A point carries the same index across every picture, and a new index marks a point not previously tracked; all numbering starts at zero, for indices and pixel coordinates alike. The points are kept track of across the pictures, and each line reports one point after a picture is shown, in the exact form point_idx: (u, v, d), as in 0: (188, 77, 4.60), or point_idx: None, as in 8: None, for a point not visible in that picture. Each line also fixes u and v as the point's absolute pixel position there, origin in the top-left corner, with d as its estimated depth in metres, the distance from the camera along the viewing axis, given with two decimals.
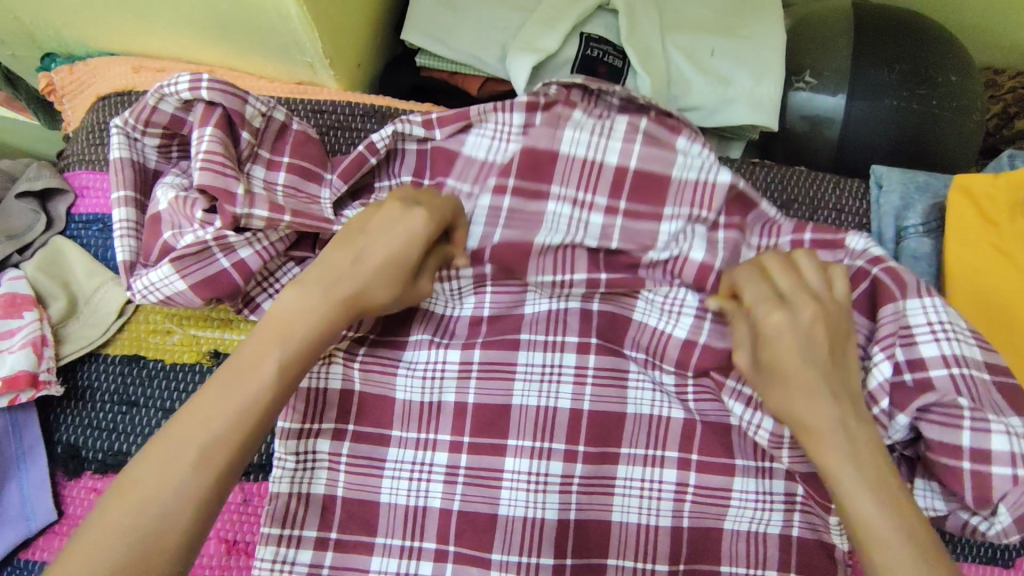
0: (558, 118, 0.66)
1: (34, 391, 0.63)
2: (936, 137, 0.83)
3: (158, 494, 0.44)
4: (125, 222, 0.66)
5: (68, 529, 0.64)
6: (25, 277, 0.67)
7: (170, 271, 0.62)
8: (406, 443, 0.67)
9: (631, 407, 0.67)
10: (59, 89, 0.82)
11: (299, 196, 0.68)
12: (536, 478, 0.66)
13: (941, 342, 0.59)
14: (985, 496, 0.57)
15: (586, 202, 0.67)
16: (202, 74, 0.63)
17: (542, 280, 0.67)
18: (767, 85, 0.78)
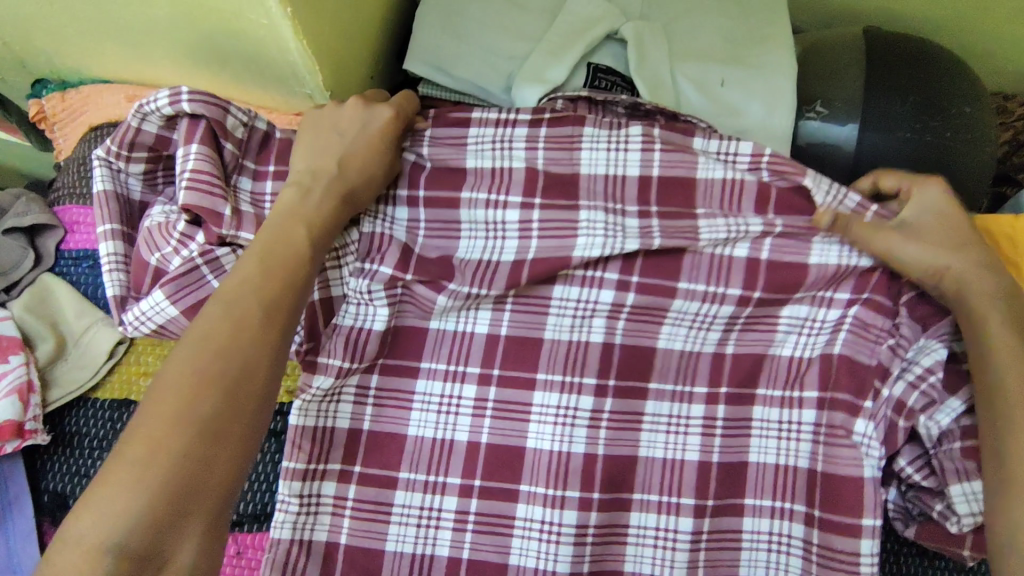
0: (570, 138, 0.62)
1: (20, 440, 0.60)
2: (952, 168, 0.81)
3: (215, 357, 0.49)
4: (113, 255, 0.64)
5: None
6: (12, 317, 0.64)
7: (161, 300, 0.60)
8: (414, 486, 0.64)
9: (643, 451, 0.65)
10: (50, 116, 0.80)
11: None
12: (549, 528, 0.63)
13: None
14: None
15: (619, 209, 0.62)
16: (181, 88, 0.60)
17: (595, 216, 0.62)
18: (780, 114, 0.76)
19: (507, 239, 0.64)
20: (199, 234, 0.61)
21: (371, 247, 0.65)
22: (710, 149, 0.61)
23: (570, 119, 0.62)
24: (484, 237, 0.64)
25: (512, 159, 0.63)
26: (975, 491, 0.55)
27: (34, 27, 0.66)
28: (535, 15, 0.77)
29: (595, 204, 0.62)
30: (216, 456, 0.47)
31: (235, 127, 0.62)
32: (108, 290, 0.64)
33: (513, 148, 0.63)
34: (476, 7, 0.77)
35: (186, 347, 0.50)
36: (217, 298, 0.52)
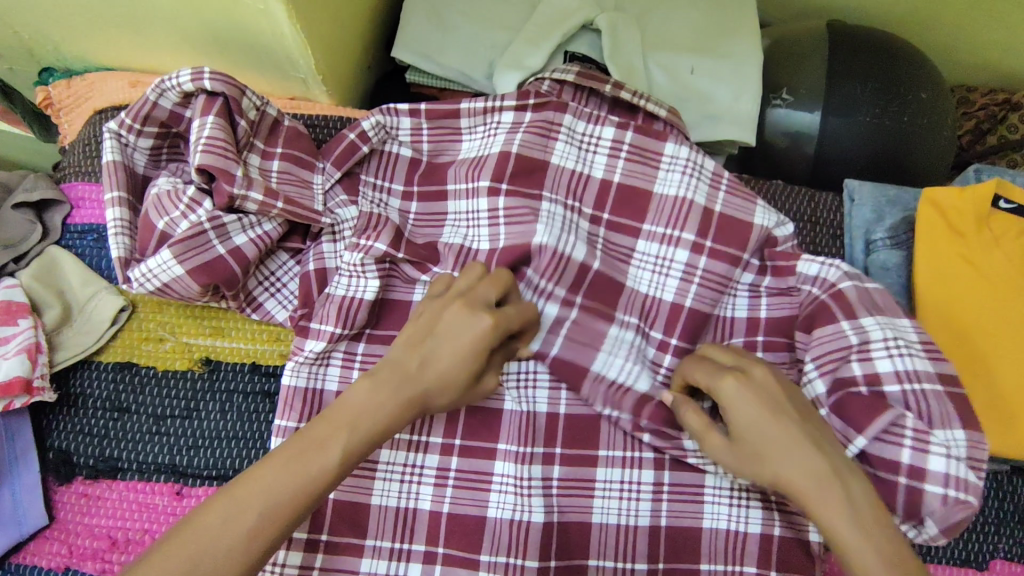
0: (548, 123, 0.71)
1: (28, 396, 0.64)
2: (910, 153, 0.86)
3: (274, 497, 0.49)
4: (118, 221, 0.68)
5: (58, 535, 0.65)
6: (21, 285, 0.68)
7: (169, 258, 0.63)
8: (398, 445, 0.68)
9: (606, 411, 0.69)
10: (56, 102, 0.84)
11: (292, 179, 0.70)
12: (521, 483, 0.67)
13: (949, 457, 0.58)
14: (915, 511, 0.59)
15: (575, 208, 0.71)
16: (203, 68, 0.66)
17: (554, 202, 0.70)
18: (745, 100, 0.81)
19: (481, 227, 0.71)
20: (207, 201, 0.65)
21: (367, 224, 0.70)
22: (676, 156, 0.71)
23: (553, 106, 0.71)
24: (462, 226, 0.71)
25: (493, 145, 0.71)
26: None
27: (45, 15, 0.70)
28: (516, 7, 0.82)
29: (555, 197, 0.70)
30: None
31: (248, 108, 0.68)
32: (114, 253, 0.67)
33: (496, 136, 0.72)
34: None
35: (259, 472, 0.50)
36: (323, 420, 0.52)
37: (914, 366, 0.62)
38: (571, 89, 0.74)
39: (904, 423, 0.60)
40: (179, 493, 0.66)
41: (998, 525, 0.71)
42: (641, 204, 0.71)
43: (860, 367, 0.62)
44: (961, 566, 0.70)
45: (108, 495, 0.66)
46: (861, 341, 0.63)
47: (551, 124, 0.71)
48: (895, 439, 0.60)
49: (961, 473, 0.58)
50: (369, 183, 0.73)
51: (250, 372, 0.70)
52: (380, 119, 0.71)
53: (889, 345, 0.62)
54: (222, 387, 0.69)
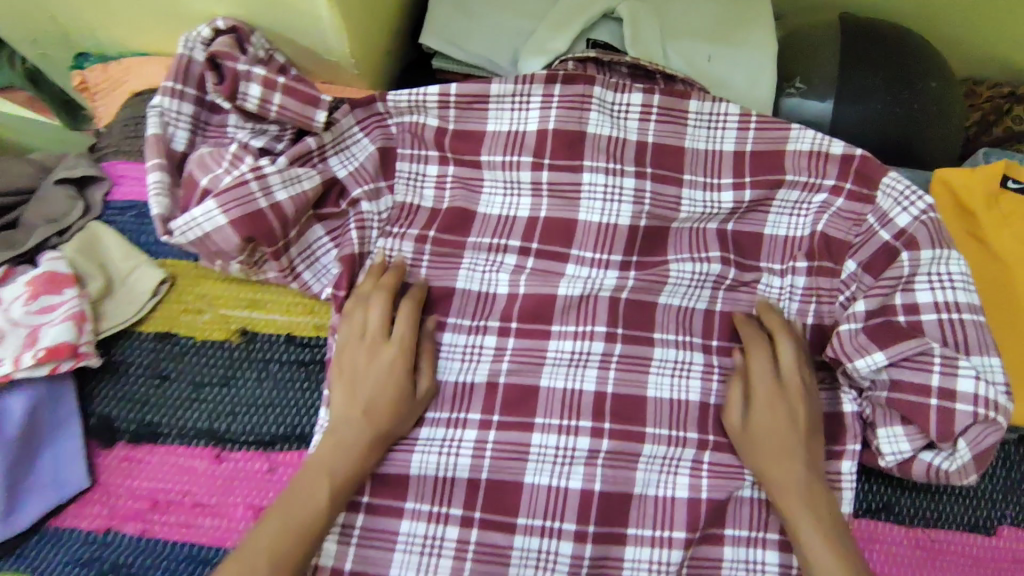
0: (582, 97, 0.74)
1: (76, 360, 0.66)
2: (918, 138, 0.89)
3: (307, 507, 0.61)
4: (160, 183, 0.71)
5: (98, 497, 0.68)
6: (64, 258, 0.70)
7: (214, 207, 0.67)
8: (438, 423, 0.71)
9: (652, 391, 0.72)
10: (91, 86, 0.86)
11: (292, 113, 0.72)
12: (563, 453, 0.70)
13: (979, 381, 0.64)
14: (948, 431, 0.65)
15: (618, 169, 0.75)
16: (219, 17, 0.73)
17: (596, 166, 0.75)
18: (762, 87, 0.84)
19: (522, 196, 0.76)
20: (248, 158, 0.71)
21: (400, 214, 0.76)
22: (702, 112, 0.75)
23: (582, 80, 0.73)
24: (506, 194, 0.77)
25: (527, 122, 0.75)
26: (897, 434, 0.68)
27: None
28: None
29: (597, 164, 0.74)
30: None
31: (254, 49, 0.73)
32: (153, 212, 0.70)
33: (530, 110, 0.75)
34: None
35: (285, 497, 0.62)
36: (337, 430, 0.66)
37: (953, 299, 0.66)
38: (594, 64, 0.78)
39: (930, 352, 0.65)
40: (218, 457, 0.69)
41: (1004, 494, 0.75)
42: (678, 158, 0.76)
43: (901, 298, 0.67)
44: (968, 530, 0.74)
45: (150, 459, 0.69)
46: (907, 275, 0.68)
47: (584, 98, 0.74)
48: (924, 366, 0.65)
49: (989, 393, 0.64)
50: (405, 154, 0.77)
51: (286, 343, 0.73)
52: (408, 95, 0.74)
53: (933, 277, 0.67)
54: (259, 356, 0.72)
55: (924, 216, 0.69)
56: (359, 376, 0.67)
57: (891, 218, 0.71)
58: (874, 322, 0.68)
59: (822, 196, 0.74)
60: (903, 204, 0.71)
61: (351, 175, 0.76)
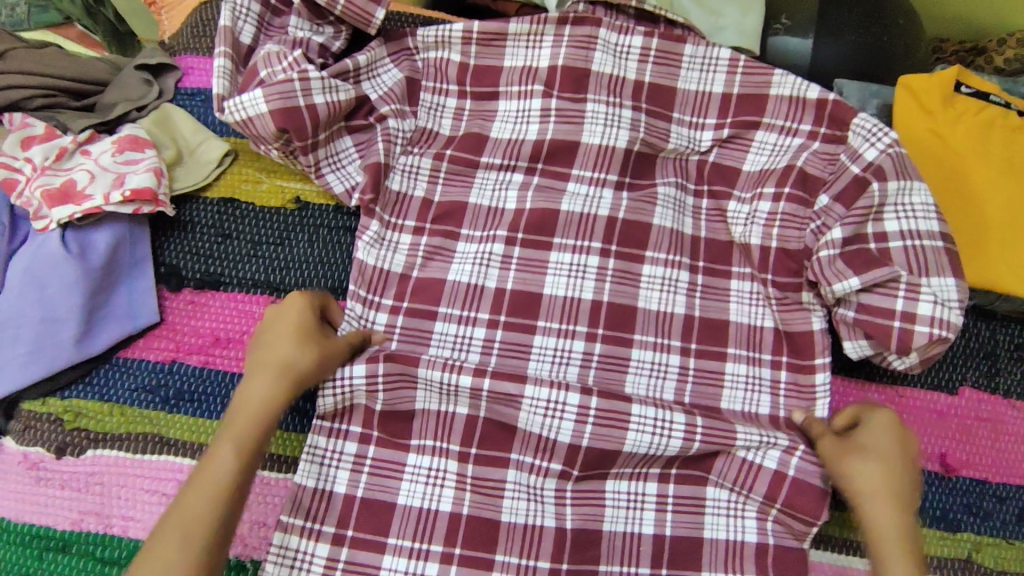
0: (588, 40, 0.84)
1: (154, 207, 0.75)
2: (888, 68, 1.00)
3: (207, 496, 0.58)
4: (224, 68, 0.80)
5: (165, 333, 0.76)
6: (143, 129, 0.80)
7: (259, 97, 0.75)
8: (451, 318, 0.78)
9: (642, 302, 0.79)
10: (160, 1, 0.98)
11: (355, 10, 0.82)
12: (561, 352, 0.77)
13: (935, 305, 0.72)
14: (907, 345, 0.73)
15: (617, 102, 0.84)
16: None
17: (598, 100, 0.84)
18: (752, 14, 0.95)
19: (531, 123, 0.85)
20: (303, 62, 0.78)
21: (421, 138, 0.86)
22: (696, 56, 0.85)
23: (590, 22, 0.84)
24: (516, 122, 0.86)
25: (540, 58, 0.86)
26: (862, 344, 0.77)
27: None
28: None
29: (599, 98, 0.84)
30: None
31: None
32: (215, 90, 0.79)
33: (542, 49, 0.85)
34: None
35: (193, 485, 0.58)
36: (239, 416, 0.63)
37: (915, 227, 0.75)
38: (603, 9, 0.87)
39: (899, 279, 0.73)
40: (273, 303, 0.78)
41: (965, 360, 0.82)
42: (670, 98, 0.86)
43: (872, 229, 0.76)
44: (934, 390, 0.81)
45: (212, 303, 0.77)
46: (876, 206, 0.76)
47: (591, 39, 0.85)
48: (890, 291, 0.74)
49: (942, 315, 0.72)
50: (428, 87, 0.87)
51: (335, 212, 0.82)
52: (436, 31, 0.86)
53: (897, 209, 0.76)
54: (311, 223, 0.81)
55: (890, 150, 0.78)
56: (258, 360, 0.66)
57: (861, 154, 0.79)
58: (851, 249, 0.75)
59: (799, 140, 0.83)
60: (873, 141, 0.79)
61: (380, 97, 0.84)
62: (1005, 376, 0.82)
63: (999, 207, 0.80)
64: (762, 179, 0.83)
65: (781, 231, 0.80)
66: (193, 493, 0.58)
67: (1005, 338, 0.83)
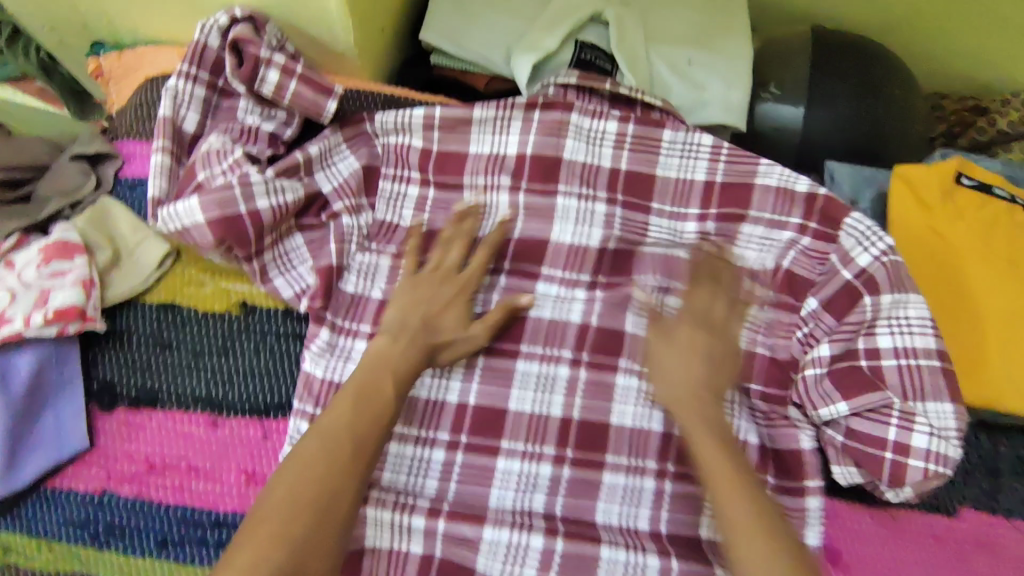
0: (558, 127, 0.78)
1: (82, 323, 0.68)
2: (883, 141, 0.94)
3: (345, 428, 0.61)
4: (161, 167, 0.75)
5: (95, 460, 0.70)
6: (75, 228, 0.73)
7: (196, 207, 0.70)
8: (406, 439, 0.73)
9: (616, 418, 0.73)
10: (106, 73, 0.89)
11: (305, 102, 0.76)
12: (526, 479, 0.71)
13: (932, 436, 0.67)
14: (900, 479, 0.68)
15: (590, 194, 0.79)
16: (236, 7, 0.76)
17: (570, 191, 0.78)
18: (736, 91, 0.89)
19: (498, 217, 0.79)
20: (246, 165, 0.73)
21: (378, 231, 0.79)
22: (675, 142, 0.79)
23: (562, 106, 0.78)
24: (482, 214, 0.79)
25: (507, 145, 0.79)
26: (850, 470, 0.72)
27: None
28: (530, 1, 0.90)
29: (571, 190, 0.78)
30: (326, 506, 0.57)
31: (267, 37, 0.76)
32: (150, 193, 0.75)
33: (510, 136, 0.79)
34: None
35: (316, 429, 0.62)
36: (369, 360, 0.67)
37: (911, 343, 0.69)
38: (575, 91, 0.80)
39: (892, 405, 0.68)
40: (214, 423, 0.71)
41: (965, 476, 0.77)
42: (648, 186, 0.79)
43: (863, 344, 0.70)
44: (931, 513, 0.75)
45: (149, 424, 0.71)
46: (869, 319, 0.71)
47: (562, 125, 0.78)
48: (881, 419, 0.69)
49: (940, 449, 0.67)
50: (389, 174, 0.81)
51: (284, 316, 0.76)
52: (396, 117, 0.79)
53: (892, 322, 0.70)
54: (258, 329, 0.75)
55: (885, 257, 0.72)
56: (405, 294, 0.72)
57: (853, 258, 0.73)
58: (840, 367, 0.71)
59: (788, 233, 0.77)
60: (867, 245, 0.73)
61: (334, 190, 0.79)
62: (1009, 493, 0.76)
63: (995, 319, 0.74)
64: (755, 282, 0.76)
65: (769, 340, 0.76)
66: (341, 427, 0.61)
67: (1008, 454, 0.78)
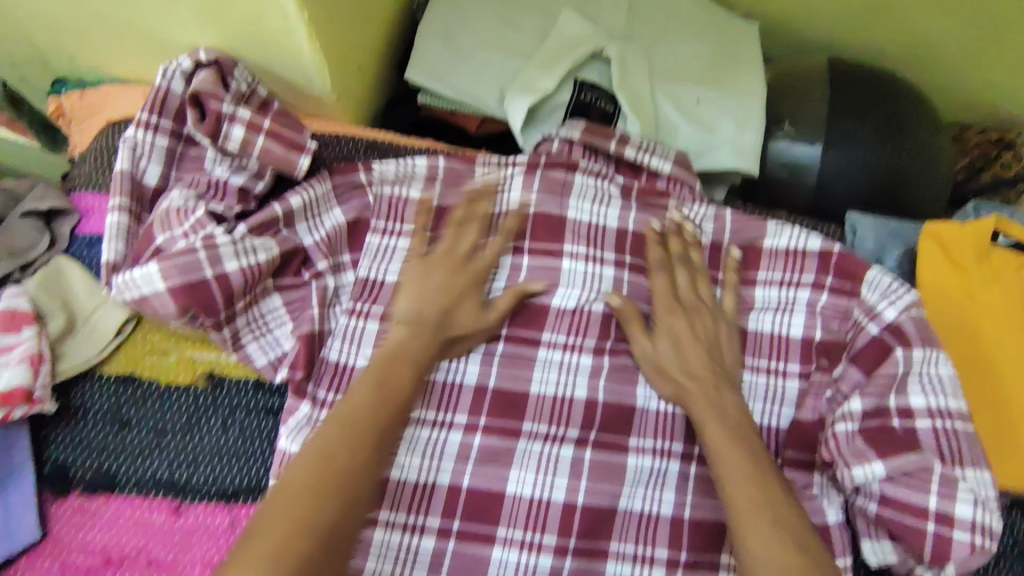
0: (562, 185, 0.73)
1: (28, 407, 0.63)
2: (907, 185, 0.87)
3: (367, 404, 0.59)
4: (119, 226, 0.69)
5: (51, 551, 0.63)
6: (26, 295, 0.68)
7: (155, 273, 0.64)
8: (393, 526, 0.67)
9: (623, 502, 0.68)
10: (68, 113, 0.83)
11: (274, 157, 0.71)
12: (524, 572, 0.66)
13: (976, 506, 0.60)
14: (943, 556, 0.60)
15: (597, 257, 0.72)
16: (200, 49, 0.70)
17: (576, 252, 0.72)
18: (749, 132, 0.82)
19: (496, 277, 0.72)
20: (212, 224, 0.67)
21: (362, 291, 0.71)
22: (681, 206, 0.75)
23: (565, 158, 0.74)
24: None
25: (509, 201, 0.74)
26: (884, 546, 0.64)
27: (58, 21, 0.71)
28: (525, 36, 0.83)
29: (577, 249, 0.72)
30: (345, 485, 0.55)
31: (236, 83, 0.71)
32: (105, 257, 0.69)
33: (512, 191, 0.73)
34: (472, 24, 0.83)
35: (340, 409, 0.59)
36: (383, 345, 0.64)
37: (945, 404, 0.63)
38: (581, 147, 0.76)
39: (931, 469, 0.61)
40: (177, 510, 0.65)
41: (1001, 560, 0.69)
42: None
43: (894, 401, 0.64)
44: None
45: (106, 511, 0.65)
46: (900, 373, 0.65)
47: (566, 184, 0.73)
48: (919, 483, 0.61)
49: (985, 519, 0.60)
50: (377, 227, 0.73)
51: (255, 389, 0.69)
52: (394, 167, 0.74)
53: (924, 380, 0.64)
54: (226, 403, 0.69)
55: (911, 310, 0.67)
56: (412, 270, 0.68)
57: (879, 312, 0.68)
58: (870, 425, 0.64)
59: (804, 293, 0.72)
60: (889, 297, 0.68)
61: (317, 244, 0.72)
62: None
63: None
64: (778, 353, 0.71)
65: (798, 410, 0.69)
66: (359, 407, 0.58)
67: None
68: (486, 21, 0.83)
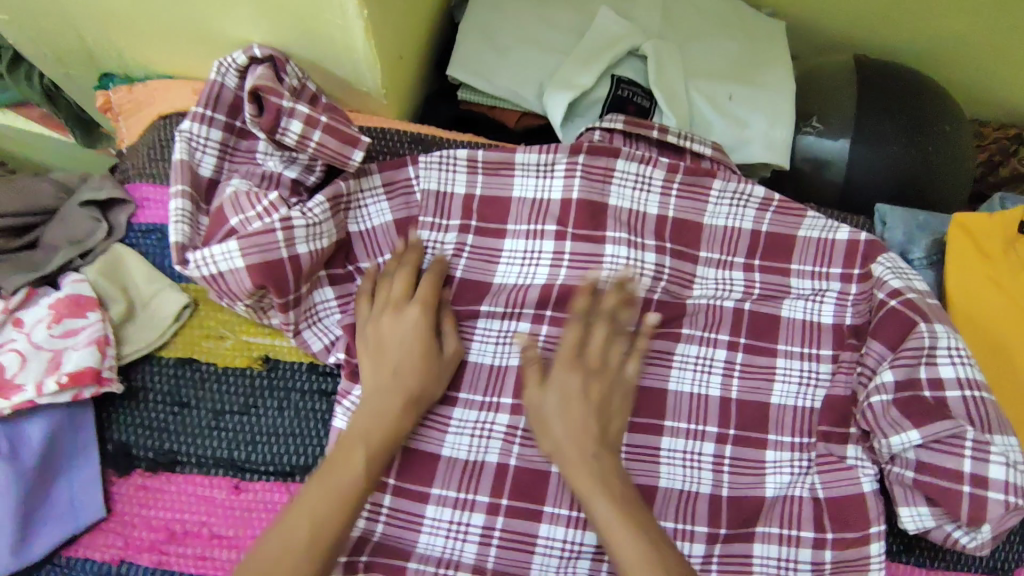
0: (604, 173, 0.75)
1: (97, 386, 0.65)
2: (933, 180, 0.90)
3: (319, 500, 0.59)
4: (181, 211, 0.70)
5: (114, 527, 0.66)
6: (87, 280, 0.70)
7: (234, 250, 0.65)
8: (444, 502, 0.69)
9: (663, 481, 0.71)
10: (115, 106, 0.86)
11: (331, 151, 0.71)
12: (571, 547, 0.68)
13: (1008, 466, 0.62)
14: (980, 515, 0.62)
15: (640, 243, 0.75)
16: (254, 46, 0.72)
17: (619, 237, 0.74)
18: (780, 127, 0.85)
19: (540, 266, 0.75)
20: (282, 206, 0.69)
21: None
22: (725, 190, 0.75)
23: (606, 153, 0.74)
24: (522, 263, 0.75)
25: (551, 190, 0.75)
26: (921, 512, 0.66)
27: (115, 17, 0.74)
28: (562, 33, 0.86)
29: (620, 236, 0.74)
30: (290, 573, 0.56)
31: (289, 78, 0.73)
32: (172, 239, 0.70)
33: (554, 180, 0.75)
34: (511, 22, 0.85)
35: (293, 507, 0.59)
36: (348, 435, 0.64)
37: (972, 375, 0.65)
38: (622, 137, 0.77)
39: (964, 435, 0.63)
40: (238, 487, 0.68)
41: None
42: (696, 236, 0.76)
43: (926, 373, 0.65)
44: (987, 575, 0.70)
45: (168, 489, 0.68)
46: (928, 347, 0.66)
47: (608, 171, 0.75)
48: (954, 450, 0.63)
49: (1017, 480, 0.62)
50: (426, 222, 0.76)
51: (309, 371, 0.72)
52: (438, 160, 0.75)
53: (953, 352, 0.66)
54: (281, 385, 0.71)
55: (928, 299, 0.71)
56: (371, 353, 0.67)
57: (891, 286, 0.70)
58: (904, 395, 0.65)
59: (834, 283, 0.75)
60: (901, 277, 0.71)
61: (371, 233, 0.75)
62: None
63: None
64: (809, 338, 0.74)
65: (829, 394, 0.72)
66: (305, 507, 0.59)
67: None
68: (524, 18, 0.86)
